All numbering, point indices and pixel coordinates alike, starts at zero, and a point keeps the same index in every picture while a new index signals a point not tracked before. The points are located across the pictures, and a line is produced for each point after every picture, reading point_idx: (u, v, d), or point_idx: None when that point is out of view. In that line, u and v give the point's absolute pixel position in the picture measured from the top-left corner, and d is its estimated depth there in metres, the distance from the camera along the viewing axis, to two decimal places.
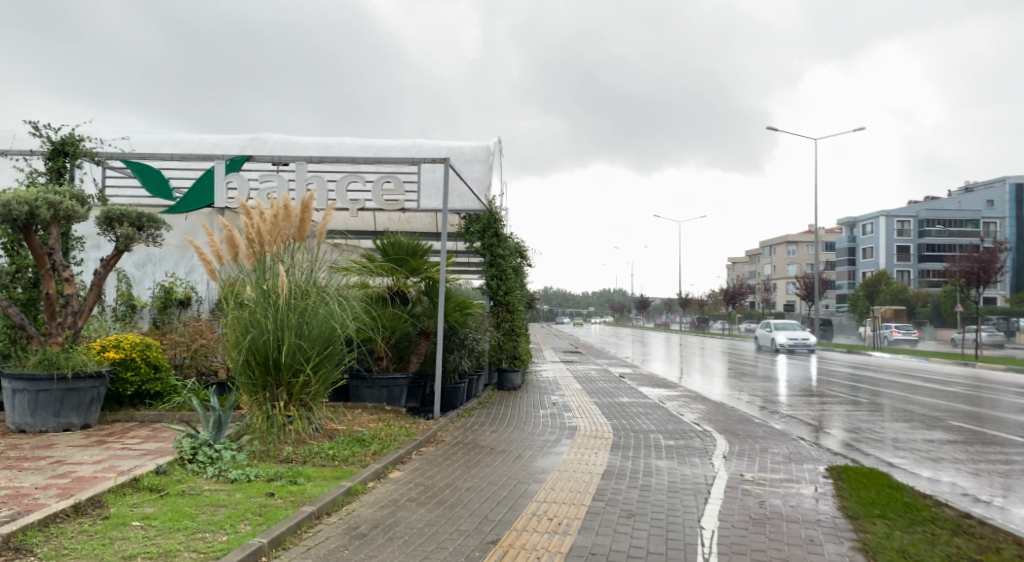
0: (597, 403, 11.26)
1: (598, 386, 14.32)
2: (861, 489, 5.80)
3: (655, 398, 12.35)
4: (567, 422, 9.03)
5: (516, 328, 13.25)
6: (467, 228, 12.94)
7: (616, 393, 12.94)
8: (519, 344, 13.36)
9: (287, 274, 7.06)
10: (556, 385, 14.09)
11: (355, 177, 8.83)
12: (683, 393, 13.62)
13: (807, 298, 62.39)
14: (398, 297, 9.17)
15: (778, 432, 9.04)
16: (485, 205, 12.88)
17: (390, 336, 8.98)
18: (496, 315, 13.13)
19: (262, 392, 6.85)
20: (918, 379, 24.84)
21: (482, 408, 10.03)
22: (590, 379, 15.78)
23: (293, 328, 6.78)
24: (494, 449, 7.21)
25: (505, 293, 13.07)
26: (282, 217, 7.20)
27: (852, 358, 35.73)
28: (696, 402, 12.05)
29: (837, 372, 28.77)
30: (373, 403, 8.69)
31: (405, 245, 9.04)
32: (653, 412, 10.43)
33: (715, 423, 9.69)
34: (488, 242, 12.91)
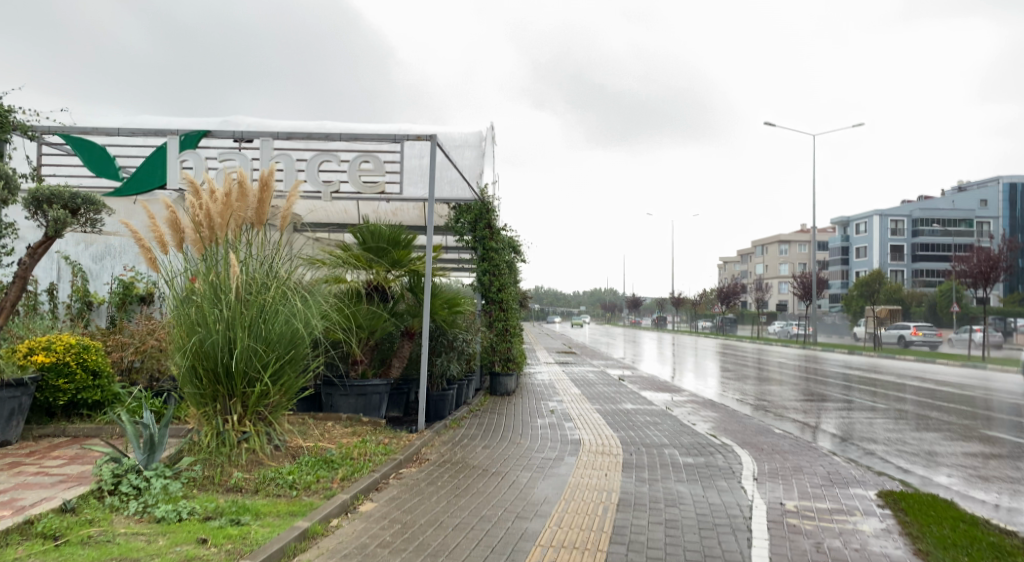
0: (599, 411, 10.24)
1: (598, 390, 13.29)
2: (931, 524, 4.73)
3: (661, 404, 11.34)
4: (568, 434, 7.99)
5: (510, 328, 12.21)
6: (457, 219, 11.94)
7: (618, 398, 11.93)
8: (514, 345, 12.29)
9: (242, 264, 6.00)
10: (552, 390, 13.06)
11: (327, 156, 7.76)
12: (690, 398, 12.62)
13: (803, 298, 61.68)
14: (378, 293, 8.10)
15: (806, 445, 8.02)
16: (477, 194, 11.83)
17: (368, 338, 7.91)
18: (489, 314, 12.10)
19: (212, 404, 5.79)
20: (925, 382, 24.01)
21: (472, 418, 8.94)
22: (588, 382, 14.76)
23: (248, 327, 5.71)
24: (486, 471, 6.15)
25: (498, 290, 12.06)
26: (237, 199, 6.10)
27: (851, 358, 34.92)
28: (706, 410, 11.04)
29: (840, 373, 27.90)
30: (348, 413, 7.64)
31: (386, 232, 8.03)
32: (662, 421, 9.41)
33: (732, 433, 8.68)
34: (480, 235, 11.90)
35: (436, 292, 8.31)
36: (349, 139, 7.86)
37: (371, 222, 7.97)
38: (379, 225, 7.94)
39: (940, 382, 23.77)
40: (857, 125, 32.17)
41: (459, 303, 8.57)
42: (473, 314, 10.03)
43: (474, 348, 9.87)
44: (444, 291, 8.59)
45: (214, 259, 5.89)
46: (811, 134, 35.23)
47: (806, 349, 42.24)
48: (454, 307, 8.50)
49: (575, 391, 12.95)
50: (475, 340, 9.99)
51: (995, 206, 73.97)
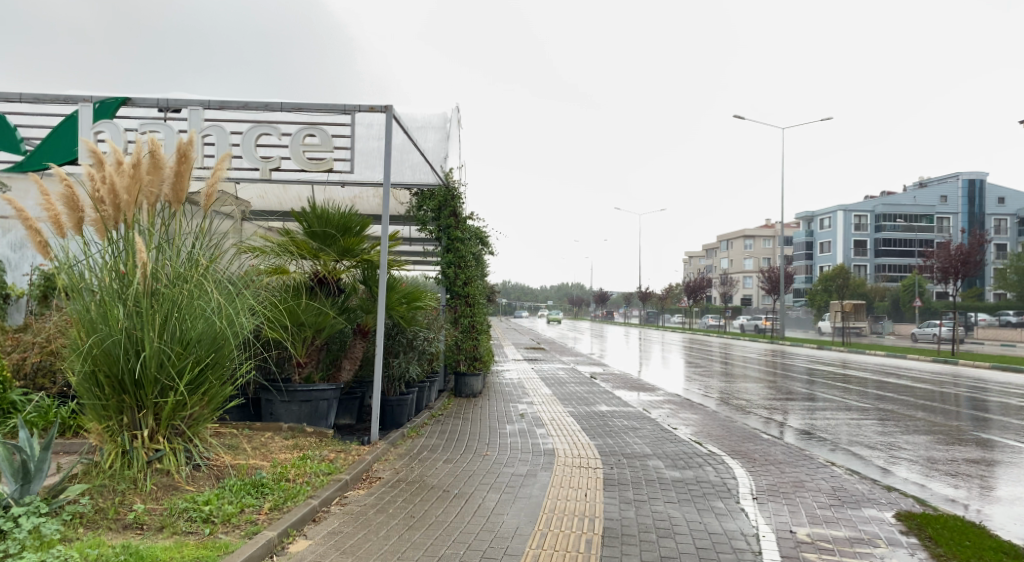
0: (573, 414, 9.46)
1: (570, 390, 12.51)
2: (972, 558, 4.04)
3: (637, 406, 10.61)
4: (540, 444, 7.16)
5: (477, 325, 11.30)
6: (419, 208, 11.15)
7: (591, 399, 11.17)
8: (482, 343, 11.36)
9: (155, 249, 4.96)
10: (521, 390, 12.24)
11: (268, 128, 6.77)
12: (667, 398, 11.95)
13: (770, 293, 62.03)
14: (326, 287, 7.16)
15: (798, 453, 7.36)
16: (441, 179, 10.94)
17: (314, 337, 6.97)
18: (454, 309, 11.20)
19: (116, 419, 4.75)
20: (894, 377, 23.97)
21: (432, 425, 8.06)
22: (559, 381, 13.98)
23: (158, 325, 4.67)
24: (448, 494, 5.24)
25: (464, 284, 11.17)
26: (148, 171, 4.97)
27: (818, 353, 34.95)
28: (685, 412, 10.36)
29: (808, 369, 27.76)
30: (290, 423, 6.74)
31: (335, 217, 7.09)
32: (642, 426, 8.64)
33: (719, 439, 7.98)
34: (444, 224, 11.10)
35: (393, 283, 7.38)
36: (293, 110, 6.89)
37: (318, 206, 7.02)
38: (327, 210, 7.00)
39: (908, 378, 23.75)
40: (825, 120, 32.13)
41: (420, 296, 7.64)
42: (436, 310, 9.14)
43: (436, 348, 8.97)
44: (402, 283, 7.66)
45: (118, 243, 4.85)
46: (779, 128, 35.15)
47: (773, 344, 42.36)
48: (413, 303, 7.56)
49: (546, 391, 12.16)
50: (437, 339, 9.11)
51: (953, 203, 75.69)
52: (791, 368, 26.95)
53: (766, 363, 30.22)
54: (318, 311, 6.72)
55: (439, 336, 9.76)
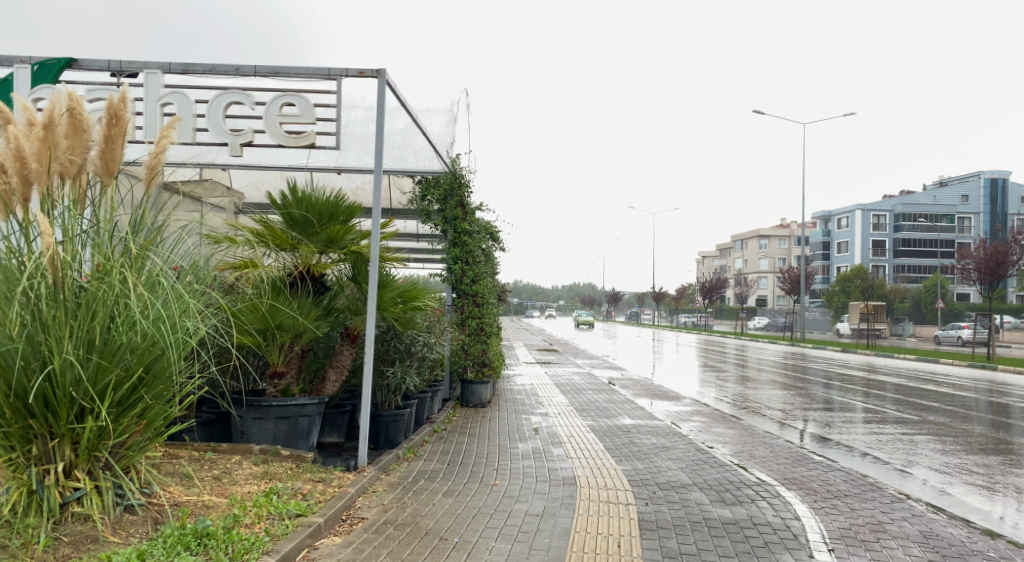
0: (594, 429, 8.37)
1: (588, 399, 11.39)
2: None
3: (665, 419, 9.48)
4: (559, 471, 6.07)
5: (486, 327, 10.19)
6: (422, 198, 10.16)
7: (613, 411, 10.04)
8: (491, 347, 10.24)
9: (75, 235, 3.91)
10: (534, 398, 11.13)
11: (237, 96, 5.72)
12: (695, 409, 10.82)
13: (787, 292, 60.53)
14: (308, 284, 6.11)
15: (864, 483, 6.22)
16: (447, 165, 9.87)
17: (292, 341, 5.95)
18: (461, 310, 10.11)
19: (22, 450, 3.73)
20: (927, 382, 22.65)
21: (433, 444, 6.99)
22: (575, 388, 12.86)
23: (72, 331, 3.63)
24: (446, 544, 4.16)
25: (472, 282, 10.10)
26: (65, 136, 3.94)
27: (840, 357, 33.62)
28: (718, 426, 9.22)
29: (833, 372, 26.47)
30: (264, 445, 5.73)
31: (318, 202, 6.03)
32: (675, 445, 7.51)
33: (766, 463, 6.84)
34: (450, 215, 10.06)
35: (385, 281, 6.27)
36: (268, 74, 5.82)
37: (299, 187, 5.96)
38: (309, 194, 5.95)
39: (943, 383, 22.44)
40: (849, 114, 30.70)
41: (420, 296, 6.49)
42: (440, 311, 8.07)
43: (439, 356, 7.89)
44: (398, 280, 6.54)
45: (27, 228, 3.80)
46: (801, 122, 34.06)
47: (794, 346, 40.98)
48: (411, 305, 6.42)
49: (561, 400, 11.04)
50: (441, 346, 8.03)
51: (975, 202, 73.81)
52: (815, 372, 25.71)
53: (787, 366, 28.96)
54: (294, 313, 5.66)
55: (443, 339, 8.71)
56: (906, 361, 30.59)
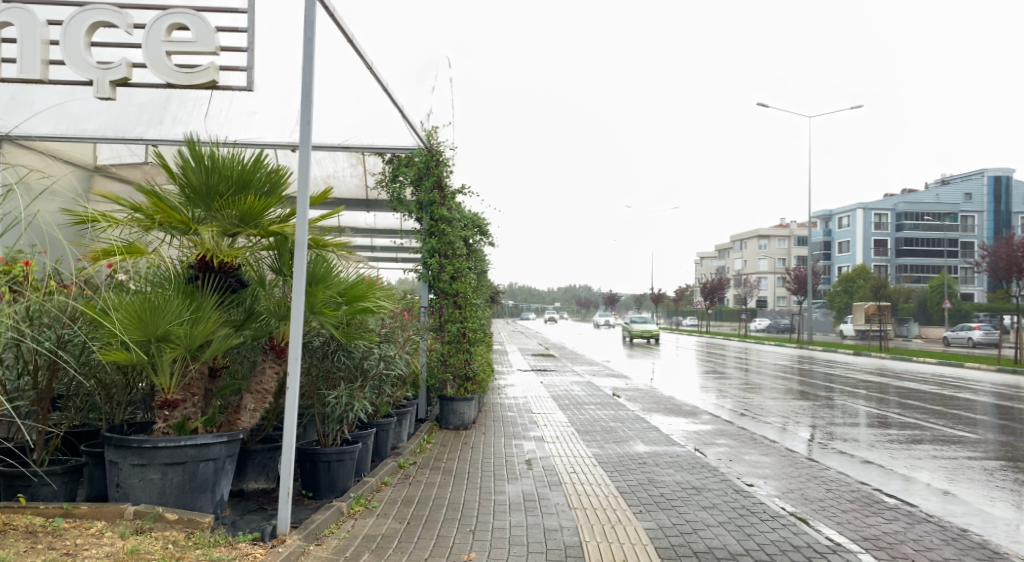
0: (602, 462, 6.75)
1: (590, 416, 9.76)
2: None
3: (684, 444, 7.86)
4: (559, 537, 4.43)
5: (469, 333, 8.48)
6: (392, 180, 8.52)
7: (621, 433, 8.40)
8: (476, 357, 8.55)
9: None
10: (528, 416, 9.50)
11: (103, 14, 4.29)
12: (717, 429, 9.21)
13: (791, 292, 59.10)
14: (214, 277, 4.44)
15: (971, 545, 4.60)
16: (421, 140, 8.25)
17: (187, 356, 4.29)
18: (439, 313, 8.42)
19: None
20: (952, 386, 21.09)
21: (392, 491, 5.35)
22: (576, 403, 11.18)
23: None
24: None
25: (452, 279, 8.43)
26: None
27: (849, 359, 32.09)
28: (750, 453, 7.60)
29: (844, 375, 24.95)
30: (144, 504, 4.09)
31: (226, 165, 4.37)
32: (707, 486, 5.88)
33: (830, 513, 5.21)
34: (426, 199, 8.43)
35: (320, 273, 4.58)
36: None
37: (203, 146, 4.34)
38: (219, 155, 4.34)
39: (969, 387, 20.84)
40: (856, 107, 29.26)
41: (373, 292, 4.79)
42: (406, 313, 6.43)
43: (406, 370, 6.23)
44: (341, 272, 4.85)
45: None
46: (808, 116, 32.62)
47: (801, 349, 39.35)
48: (357, 306, 4.71)
49: (560, 419, 9.38)
50: (410, 357, 6.36)
51: (979, 200, 72.54)
52: (827, 376, 24.17)
53: (796, 370, 27.41)
54: (174, 326, 3.97)
55: (414, 346, 7.07)
56: (922, 365, 29.00)
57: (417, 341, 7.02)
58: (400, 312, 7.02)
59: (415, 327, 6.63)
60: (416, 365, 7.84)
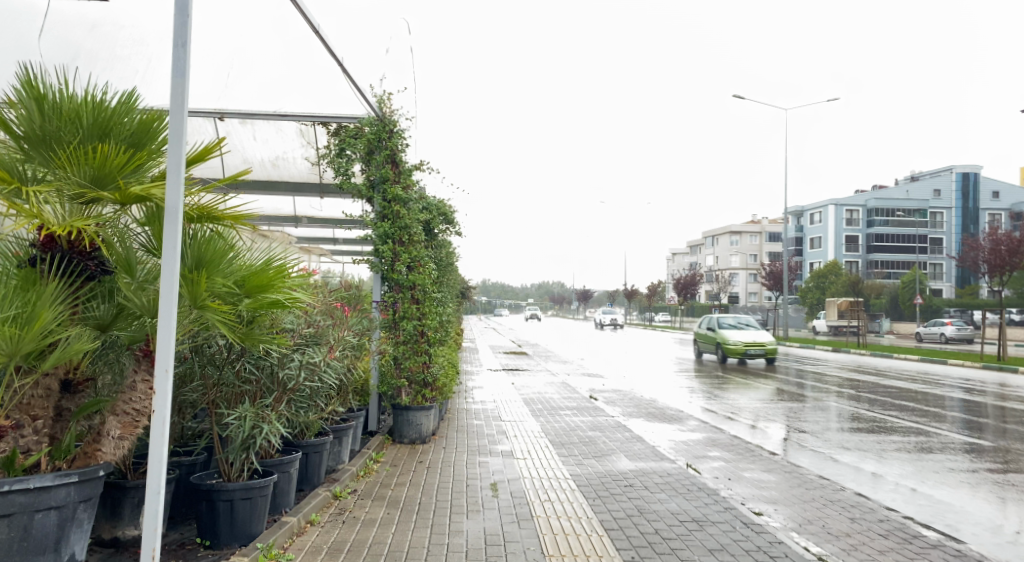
0: (582, 485, 5.66)
1: (566, 424, 8.71)
2: None
3: (674, 459, 6.86)
4: None
5: (427, 332, 7.31)
6: (338, 154, 7.31)
7: (602, 445, 7.35)
8: (435, 360, 7.37)
9: None
10: (495, 425, 8.41)
11: None
12: (707, 438, 8.25)
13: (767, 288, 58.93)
14: (60, 260, 3.21)
15: None
16: (372, 107, 7.08)
17: (11, 369, 3.04)
18: (393, 309, 7.27)
19: None
20: (933, 381, 20.59)
21: (319, 534, 4.23)
22: (550, 407, 10.10)
23: None
24: None
25: (409, 269, 7.29)
26: None
27: (824, 355, 31.62)
28: (750, 470, 6.63)
29: (823, 371, 24.36)
30: None
31: (72, 104, 3.15)
32: (712, 520, 4.82)
33: (866, 555, 4.23)
34: (378, 176, 7.27)
35: (207, 255, 3.36)
36: None
37: (42, 79, 3.11)
38: (63, 95, 3.13)
39: (950, 382, 20.40)
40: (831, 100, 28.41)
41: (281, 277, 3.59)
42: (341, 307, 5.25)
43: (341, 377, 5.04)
44: (242, 253, 3.64)
45: None
46: (784, 109, 31.73)
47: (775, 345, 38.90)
48: (261, 297, 3.51)
49: (532, 428, 8.30)
50: (348, 361, 5.18)
51: (946, 197, 73.44)
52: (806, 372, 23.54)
53: (773, 365, 26.79)
54: None
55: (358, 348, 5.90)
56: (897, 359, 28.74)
57: (361, 342, 5.84)
58: (339, 307, 5.86)
59: (355, 324, 5.43)
60: (362, 370, 6.67)
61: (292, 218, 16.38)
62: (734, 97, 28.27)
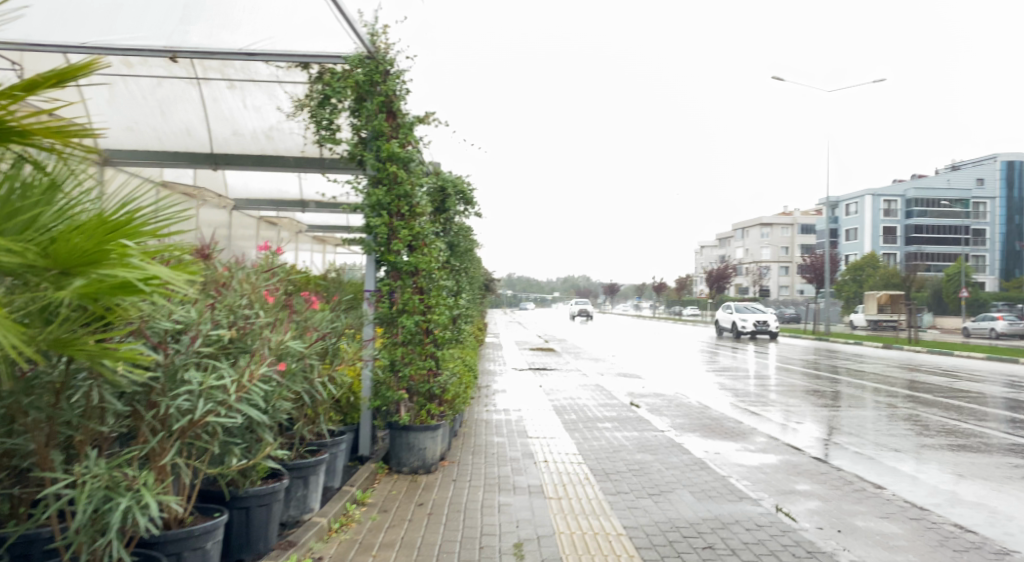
0: (643, 549, 4.03)
1: (608, 443, 7.07)
2: None
3: (756, 500, 5.20)
4: None
5: (433, 329, 5.69)
6: (321, 104, 5.72)
7: (659, 478, 5.70)
8: (444, 365, 5.79)
9: None
10: (521, 445, 6.80)
11: None
12: (786, 464, 6.57)
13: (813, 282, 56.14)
14: None
15: None
16: (361, 39, 5.46)
17: None
18: (390, 300, 5.64)
19: None
20: (1004, 379, 18.52)
21: None
22: (586, 418, 8.47)
23: None
24: None
25: (410, 249, 5.67)
26: None
27: (871, 350, 29.50)
28: (861, 515, 4.95)
29: (876, 368, 22.35)
30: None
31: None
32: None
33: None
34: (370, 129, 5.65)
35: None
36: None
37: None
38: None
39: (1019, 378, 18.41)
40: (879, 80, 26.32)
41: (129, 238, 1.97)
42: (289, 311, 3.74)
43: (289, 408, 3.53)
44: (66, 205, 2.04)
45: None
46: (827, 89, 29.21)
47: (814, 340, 36.67)
48: (89, 273, 1.89)
49: (567, 448, 6.68)
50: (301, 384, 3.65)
51: (991, 184, 69.97)
52: (858, 369, 21.55)
53: (818, 361, 24.81)
54: None
55: (324, 357, 4.33)
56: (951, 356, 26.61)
57: (328, 355, 4.34)
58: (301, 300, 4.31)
59: (314, 332, 3.90)
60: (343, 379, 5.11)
61: (299, 202, 14.96)
62: (775, 77, 26.23)
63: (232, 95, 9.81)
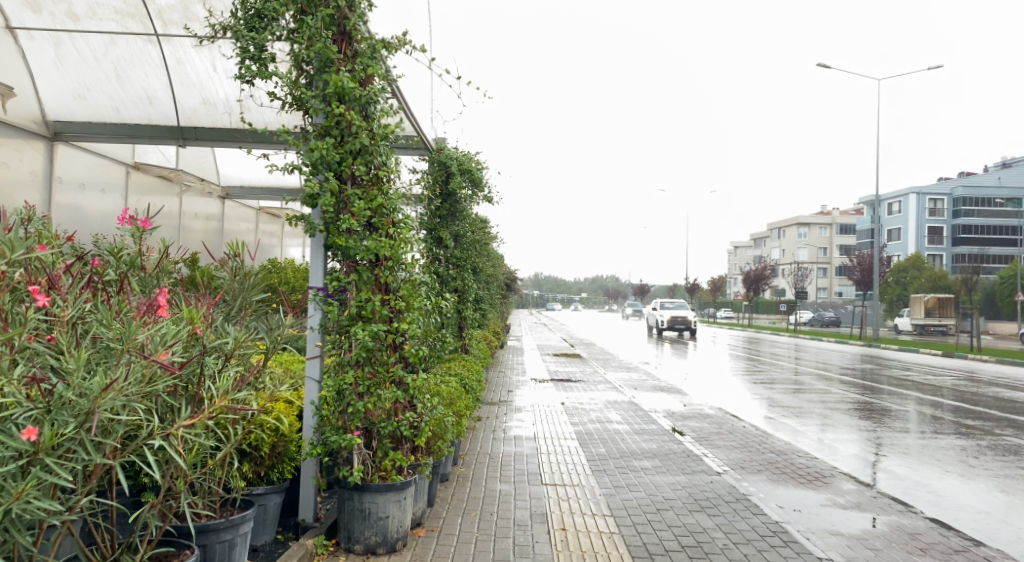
0: None
1: (646, 494, 5.29)
2: None
3: None
4: None
5: (403, 344, 4.02)
6: (248, 23, 4.01)
7: None
8: (419, 394, 4.12)
9: None
10: (532, 497, 5.07)
11: None
12: (896, 531, 4.73)
13: (865, 284, 52.63)
14: None
15: None
16: None
17: None
18: (342, 302, 3.97)
19: None
20: None
21: None
22: (618, 452, 6.70)
23: None
24: None
25: (368, 228, 3.97)
26: None
27: (925, 356, 27.14)
28: None
29: (936, 376, 20.16)
30: None
31: None
32: None
33: None
34: (317, 58, 3.96)
35: None
36: None
37: None
38: None
39: None
40: (934, 67, 24.41)
41: None
42: (66, 318, 2.18)
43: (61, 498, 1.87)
44: None
45: None
46: (874, 78, 27.00)
47: (858, 345, 34.27)
48: None
49: (594, 505, 4.92)
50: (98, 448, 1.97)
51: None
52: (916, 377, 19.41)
53: (868, 368, 22.66)
54: None
55: (194, 395, 2.64)
56: (1017, 359, 24.21)
57: (190, 383, 2.69)
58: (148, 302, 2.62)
59: (146, 349, 2.26)
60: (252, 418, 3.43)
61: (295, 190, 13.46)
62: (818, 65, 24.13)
63: (199, 56, 8.50)
